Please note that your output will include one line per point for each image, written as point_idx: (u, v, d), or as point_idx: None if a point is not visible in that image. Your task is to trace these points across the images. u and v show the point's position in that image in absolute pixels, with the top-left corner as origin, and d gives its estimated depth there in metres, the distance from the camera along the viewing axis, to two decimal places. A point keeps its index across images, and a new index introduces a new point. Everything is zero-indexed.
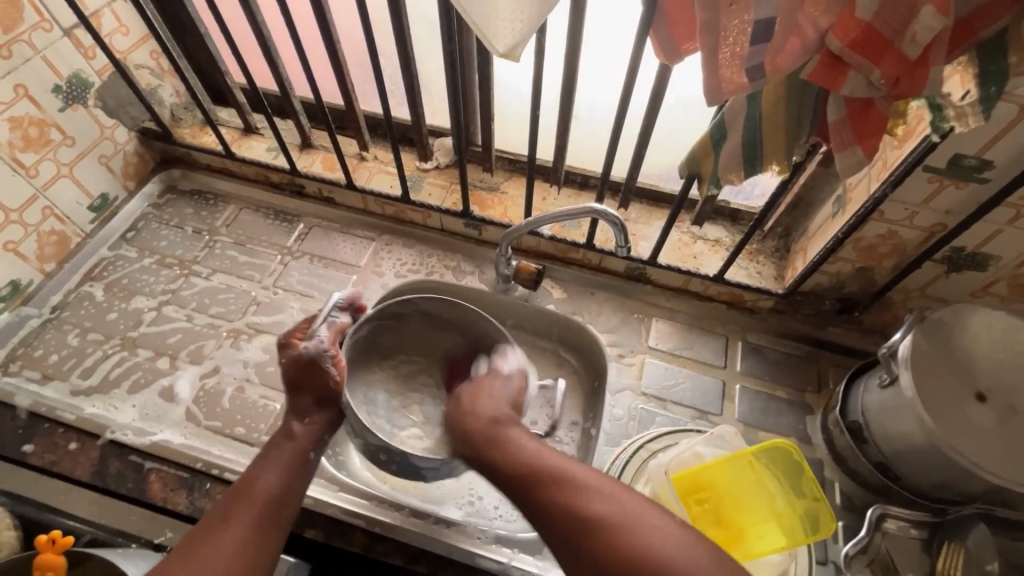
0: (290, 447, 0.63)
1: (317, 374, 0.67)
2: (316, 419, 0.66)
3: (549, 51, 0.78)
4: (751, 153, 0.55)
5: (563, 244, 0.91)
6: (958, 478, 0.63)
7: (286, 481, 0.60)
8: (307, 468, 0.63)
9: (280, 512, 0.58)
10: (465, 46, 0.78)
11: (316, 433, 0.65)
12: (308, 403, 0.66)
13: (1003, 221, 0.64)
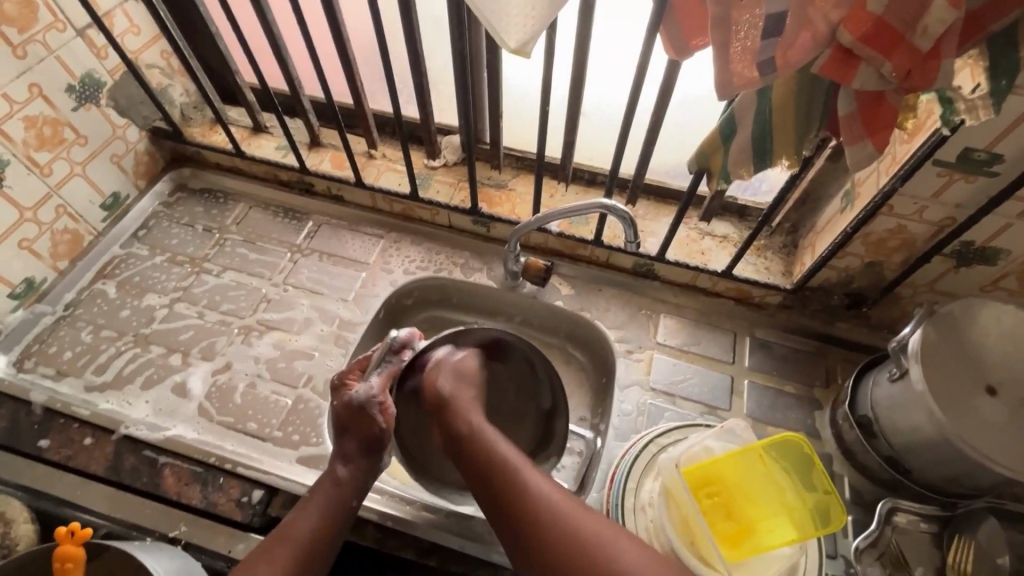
0: (334, 494, 0.66)
1: (363, 420, 0.69)
2: (358, 465, 0.68)
3: (558, 48, 0.78)
4: (761, 147, 0.56)
5: (571, 241, 0.91)
6: (968, 471, 0.63)
7: (326, 525, 0.64)
8: (347, 513, 0.66)
9: (317, 556, 0.62)
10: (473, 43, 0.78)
11: (358, 482, 0.67)
12: (353, 448, 0.68)
13: (1013, 215, 0.64)
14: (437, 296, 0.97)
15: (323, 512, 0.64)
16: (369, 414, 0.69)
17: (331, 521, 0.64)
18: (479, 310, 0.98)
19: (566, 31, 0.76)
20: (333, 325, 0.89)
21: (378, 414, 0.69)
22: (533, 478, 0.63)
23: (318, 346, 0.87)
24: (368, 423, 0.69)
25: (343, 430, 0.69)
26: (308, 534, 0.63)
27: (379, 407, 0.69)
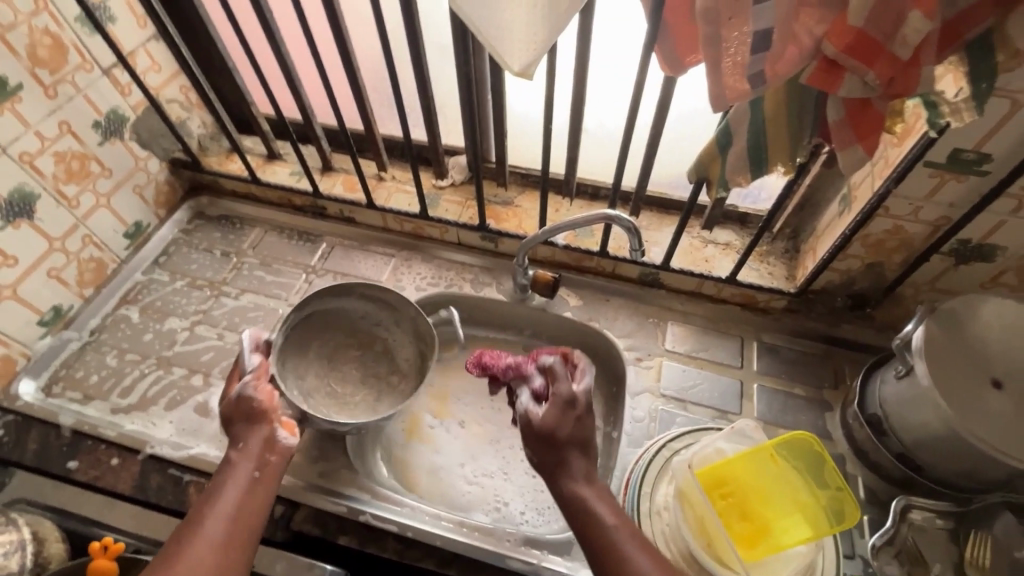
0: (235, 470, 0.62)
1: (240, 405, 0.67)
2: (253, 439, 0.65)
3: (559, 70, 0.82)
4: (756, 156, 0.58)
5: (577, 253, 0.94)
6: (979, 464, 0.64)
7: (237, 500, 0.60)
8: (259, 486, 0.62)
9: (240, 528, 0.58)
10: (478, 68, 0.83)
11: (256, 452, 0.64)
12: (243, 428, 0.66)
13: (1006, 212, 0.66)
14: (448, 312, 1.00)
15: (230, 488, 0.61)
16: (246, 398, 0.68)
17: (243, 496, 0.60)
18: (490, 325, 1.00)
19: (566, 53, 0.79)
20: None
21: (257, 391, 0.68)
22: (633, 546, 0.57)
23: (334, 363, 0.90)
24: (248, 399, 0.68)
25: (230, 427, 0.67)
26: (221, 513, 0.58)
27: (255, 385, 0.69)
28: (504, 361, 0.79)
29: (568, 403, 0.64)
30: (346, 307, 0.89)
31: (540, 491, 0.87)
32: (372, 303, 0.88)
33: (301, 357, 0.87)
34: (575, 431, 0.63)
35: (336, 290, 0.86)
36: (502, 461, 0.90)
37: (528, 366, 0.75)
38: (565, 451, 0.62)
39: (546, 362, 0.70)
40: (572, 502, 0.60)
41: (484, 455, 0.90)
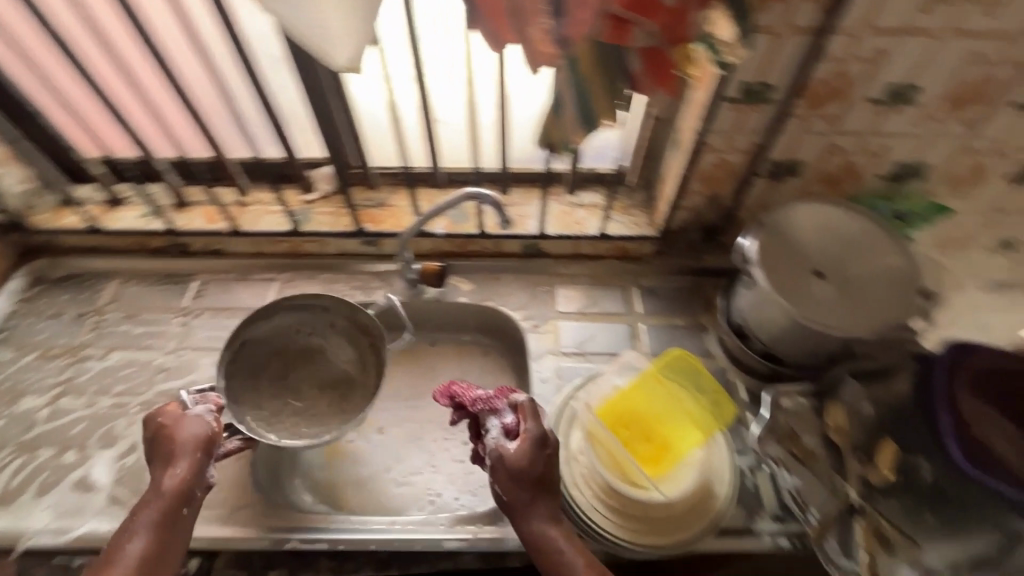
0: (156, 506, 0.63)
1: (186, 425, 0.68)
2: (181, 474, 0.65)
3: (390, 63, 0.82)
4: (586, 115, 0.65)
5: (459, 239, 0.97)
6: (819, 342, 0.76)
7: (161, 543, 0.62)
8: (181, 523, 0.64)
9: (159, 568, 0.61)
10: (312, 72, 0.78)
11: (182, 491, 0.64)
12: (173, 456, 0.66)
13: (796, 131, 0.78)
14: None
15: (155, 528, 0.62)
16: (196, 424, 0.68)
17: (168, 538, 0.62)
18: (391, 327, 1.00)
19: (394, 42, 0.79)
20: None
21: (209, 420, 0.69)
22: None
23: None
24: (197, 424, 0.68)
25: (164, 446, 0.67)
26: (139, 555, 0.60)
27: (210, 414, 0.70)
28: (474, 391, 0.73)
29: (538, 440, 0.66)
30: (280, 326, 0.86)
31: (469, 473, 0.89)
32: (305, 312, 0.86)
33: (246, 399, 0.81)
34: (546, 470, 0.66)
35: (266, 311, 0.83)
36: (427, 455, 0.90)
37: (499, 401, 0.72)
38: (534, 490, 0.65)
39: (519, 401, 0.70)
40: (537, 540, 0.63)
41: (410, 455, 0.90)
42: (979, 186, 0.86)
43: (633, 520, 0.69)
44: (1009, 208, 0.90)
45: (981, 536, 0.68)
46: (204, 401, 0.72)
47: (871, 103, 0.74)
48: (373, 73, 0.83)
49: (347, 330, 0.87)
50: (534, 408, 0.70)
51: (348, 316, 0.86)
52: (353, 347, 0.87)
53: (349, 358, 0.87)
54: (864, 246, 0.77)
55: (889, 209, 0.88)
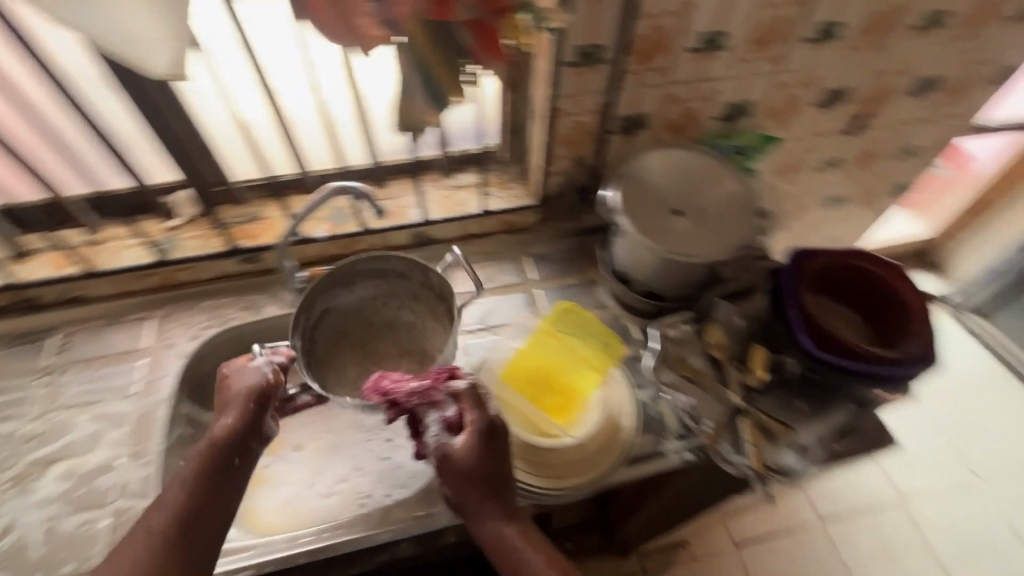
0: (203, 452, 0.64)
1: (241, 375, 0.70)
2: (231, 423, 0.65)
3: (219, 67, 0.77)
4: (433, 92, 0.67)
5: (344, 240, 0.96)
6: (688, 271, 0.84)
7: (209, 490, 0.62)
8: (228, 472, 0.64)
9: (206, 512, 0.61)
10: (137, 82, 0.72)
11: (231, 439, 0.65)
12: (229, 404, 0.68)
13: (634, 86, 0.84)
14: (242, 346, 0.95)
15: (203, 474, 0.62)
16: (251, 377, 0.69)
17: (216, 487, 0.62)
18: None
19: (215, 43, 0.74)
20: (127, 423, 0.82)
21: (263, 372, 0.69)
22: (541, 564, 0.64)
23: (117, 453, 0.79)
24: (254, 375, 0.70)
25: (223, 395, 0.69)
26: (181, 498, 0.61)
27: (269, 366, 0.72)
28: (406, 386, 0.72)
29: (484, 433, 0.67)
30: (359, 297, 0.92)
31: (396, 468, 0.88)
32: (383, 281, 0.91)
33: (325, 361, 0.91)
34: (495, 464, 0.67)
35: (346, 280, 0.89)
36: (351, 459, 0.91)
37: (437, 391, 0.71)
38: (481, 481, 0.66)
39: (459, 390, 0.70)
40: (488, 532, 0.65)
41: (332, 463, 0.90)
42: (794, 115, 0.99)
43: (553, 471, 0.74)
44: (821, 130, 1.05)
45: (840, 407, 0.81)
46: (275, 353, 0.75)
47: (691, 53, 0.82)
48: (203, 77, 0.78)
49: (426, 297, 0.92)
50: (473, 393, 0.70)
51: (424, 287, 0.91)
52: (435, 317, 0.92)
53: (428, 324, 0.93)
54: (708, 180, 0.85)
55: (730, 146, 0.97)
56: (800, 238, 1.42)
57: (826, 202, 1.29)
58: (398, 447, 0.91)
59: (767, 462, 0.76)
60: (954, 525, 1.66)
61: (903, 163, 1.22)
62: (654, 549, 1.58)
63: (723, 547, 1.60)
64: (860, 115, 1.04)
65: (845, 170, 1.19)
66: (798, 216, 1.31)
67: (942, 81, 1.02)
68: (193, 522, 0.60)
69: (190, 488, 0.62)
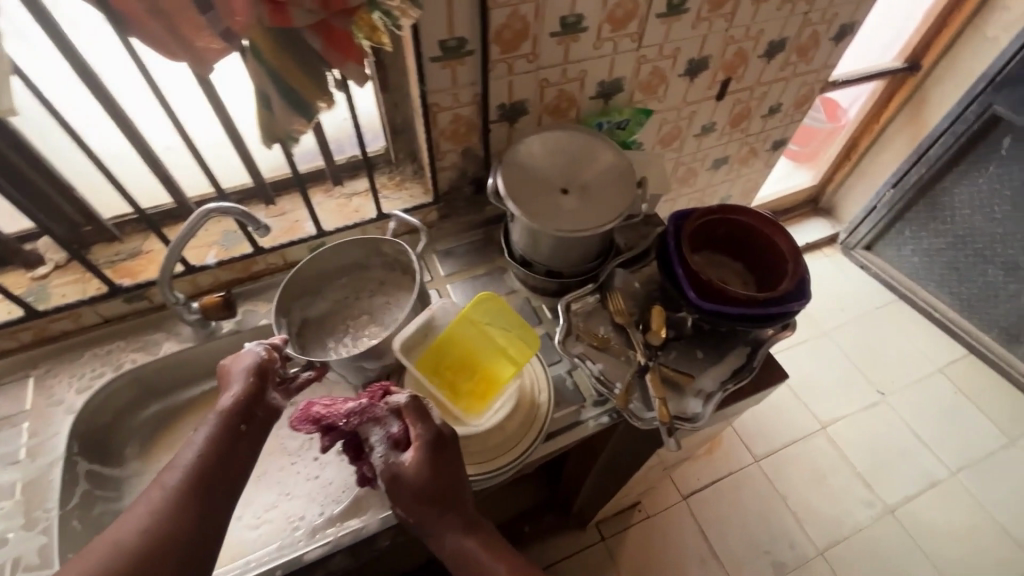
0: (217, 422, 0.64)
1: (239, 361, 0.71)
2: (241, 394, 0.67)
3: (54, 99, 0.72)
4: (295, 101, 0.66)
5: (237, 263, 0.92)
6: (580, 244, 0.88)
7: (220, 453, 0.62)
8: (241, 439, 0.65)
9: (215, 476, 0.61)
10: None
11: (240, 409, 0.66)
12: (236, 379, 0.69)
13: (506, 74, 0.87)
14: (142, 388, 0.90)
15: (215, 441, 0.63)
16: (248, 357, 0.72)
17: (226, 450, 0.63)
18: (203, 376, 0.95)
19: (39, 73, 0.69)
20: (16, 492, 0.75)
21: (259, 349, 0.72)
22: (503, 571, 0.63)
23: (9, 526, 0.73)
24: (251, 357, 0.71)
25: (227, 377, 0.70)
26: (193, 462, 0.61)
27: (266, 352, 0.73)
28: (344, 409, 0.69)
29: (431, 447, 0.66)
30: (331, 302, 0.95)
31: (326, 485, 0.87)
32: (346, 273, 0.96)
33: (319, 347, 0.90)
34: (445, 477, 0.65)
35: (314, 287, 0.94)
36: (279, 485, 0.88)
37: (377, 408, 0.69)
38: (439, 491, 0.64)
39: (399, 405, 0.68)
40: (449, 546, 0.64)
41: (258, 494, 0.87)
42: (664, 86, 1.05)
43: (476, 455, 0.76)
44: (692, 98, 1.12)
45: (734, 352, 0.87)
46: (259, 342, 0.75)
47: (553, 37, 0.85)
48: (34, 108, 0.72)
49: (389, 272, 0.97)
50: (416, 408, 0.68)
51: (383, 266, 0.97)
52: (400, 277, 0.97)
53: (398, 286, 0.96)
54: (586, 156, 0.89)
55: (610, 123, 1.02)
56: (697, 202, 1.51)
57: (713, 164, 1.37)
58: (326, 463, 0.90)
59: (673, 413, 0.80)
60: (870, 442, 1.82)
61: (774, 121, 1.33)
62: (609, 518, 1.64)
63: (672, 501, 1.69)
64: (724, 81, 1.12)
65: (722, 133, 1.28)
66: (690, 181, 1.39)
67: (789, 42, 1.11)
68: (204, 484, 0.60)
69: (201, 452, 0.61)
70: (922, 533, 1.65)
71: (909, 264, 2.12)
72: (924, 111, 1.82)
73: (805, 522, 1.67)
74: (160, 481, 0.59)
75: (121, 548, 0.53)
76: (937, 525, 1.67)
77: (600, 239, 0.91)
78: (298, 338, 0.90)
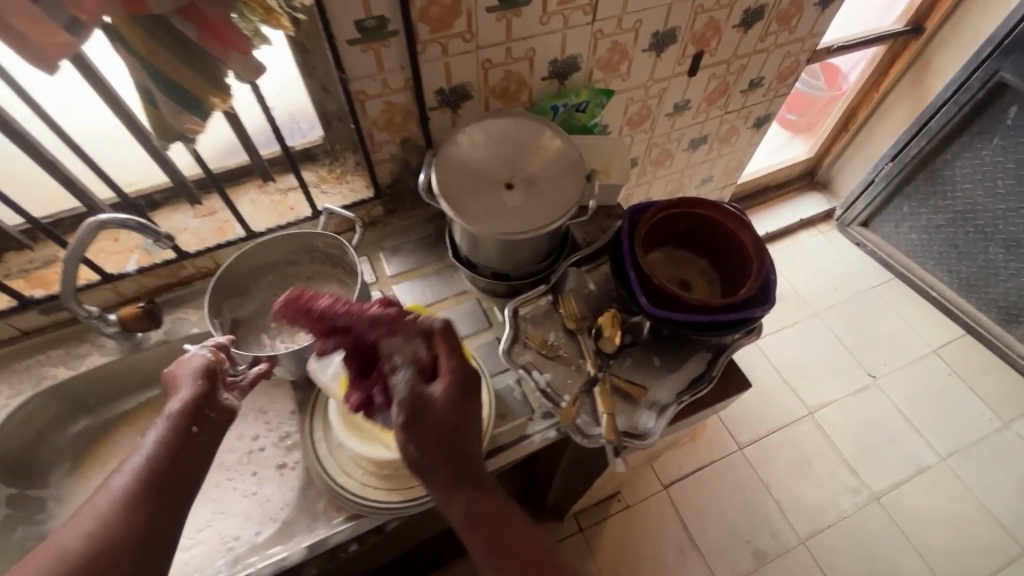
0: (165, 425, 0.56)
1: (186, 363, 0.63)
2: (192, 394, 0.59)
3: None
4: (180, 97, 0.58)
5: (160, 268, 0.85)
6: (525, 244, 0.80)
7: (170, 458, 0.54)
8: (194, 442, 0.56)
9: (168, 482, 0.53)
10: None
11: (190, 409, 0.58)
12: (186, 379, 0.61)
13: (440, 56, 0.78)
14: (69, 403, 0.85)
15: (164, 447, 0.55)
16: (196, 358, 0.63)
17: (175, 455, 0.55)
18: (136, 387, 0.90)
19: None
20: None
21: (207, 349, 0.64)
22: (522, 524, 0.58)
23: None
24: (198, 358, 0.63)
25: (176, 377, 0.62)
26: (139, 468, 0.53)
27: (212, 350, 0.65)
28: (367, 314, 0.61)
29: (462, 385, 0.60)
30: (261, 301, 0.91)
31: (263, 503, 0.83)
32: (273, 273, 0.91)
33: (258, 341, 0.90)
34: (467, 424, 0.60)
35: (242, 288, 0.89)
36: (214, 504, 0.84)
37: (406, 326, 0.62)
38: (462, 431, 0.59)
39: (432, 329, 0.63)
40: (467, 493, 0.57)
41: (192, 513, 0.83)
42: (627, 63, 0.95)
43: (405, 480, 0.71)
44: (661, 75, 1.02)
45: (694, 359, 0.80)
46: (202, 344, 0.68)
47: (490, 13, 0.76)
48: None
49: (319, 269, 0.92)
50: (451, 338, 0.63)
51: (312, 260, 0.91)
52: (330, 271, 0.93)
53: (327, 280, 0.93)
54: (532, 145, 0.81)
55: (567, 106, 0.94)
56: (676, 185, 1.42)
57: (690, 145, 1.28)
58: (264, 479, 0.85)
59: (623, 428, 0.74)
60: (858, 427, 1.77)
61: (755, 96, 1.23)
62: (587, 509, 1.61)
63: (653, 491, 1.66)
64: (696, 54, 1.02)
65: (698, 111, 1.18)
66: (665, 163, 1.30)
67: (768, 9, 1.01)
68: (155, 491, 0.52)
69: (147, 459, 0.54)
70: (908, 521, 1.61)
71: (906, 241, 2.02)
72: (927, 77, 1.71)
73: (788, 509, 1.63)
74: (104, 490, 0.51)
75: (66, 561, 0.47)
76: (923, 511, 1.63)
77: (550, 237, 0.84)
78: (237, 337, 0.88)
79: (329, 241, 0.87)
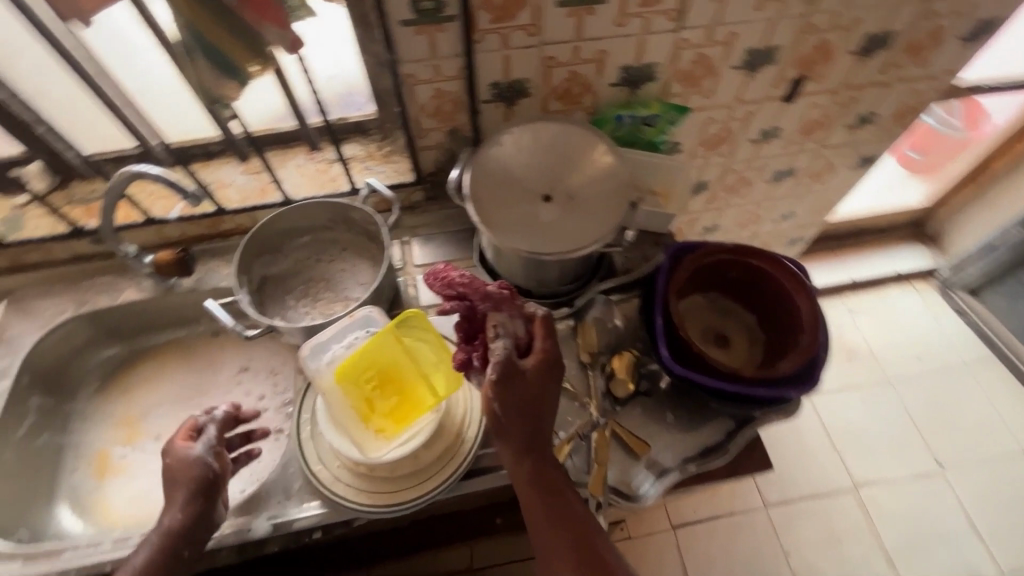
0: (160, 544, 0.61)
1: (190, 467, 0.64)
2: (189, 516, 0.62)
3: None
4: (219, 62, 0.57)
5: (201, 219, 0.88)
6: (552, 264, 0.74)
7: None
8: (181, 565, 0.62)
9: None
10: None
11: (183, 535, 0.62)
12: (183, 495, 0.63)
13: (500, 48, 0.72)
14: (106, 329, 0.91)
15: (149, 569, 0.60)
16: (197, 469, 0.64)
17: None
18: (167, 326, 0.94)
19: None
20: None
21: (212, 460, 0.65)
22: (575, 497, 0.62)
23: None
24: (200, 467, 0.64)
25: (176, 480, 0.63)
26: None
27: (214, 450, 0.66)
28: (484, 288, 0.63)
29: (552, 368, 0.62)
30: (292, 264, 0.89)
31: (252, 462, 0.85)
32: (309, 237, 0.89)
33: (280, 305, 0.87)
34: (550, 400, 0.61)
35: (275, 246, 0.87)
36: None
37: (513, 306, 0.63)
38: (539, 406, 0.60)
39: (533, 314, 0.64)
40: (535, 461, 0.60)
41: None
42: (712, 79, 0.85)
43: (381, 483, 0.69)
44: (751, 96, 0.90)
45: (713, 424, 0.72)
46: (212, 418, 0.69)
47: (561, 8, 0.69)
48: None
49: (351, 242, 0.90)
50: (549, 324, 0.64)
51: (348, 232, 0.89)
52: (361, 247, 0.90)
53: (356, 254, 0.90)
54: (578, 157, 0.74)
55: (634, 117, 0.84)
56: (751, 215, 1.28)
57: (774, 176, 1.14)
58: (258, 439, 0.87)
59: (614, 484, 0.69)
60: (909, 515, 1.57)
61: (863, 133, 1.07)
62: None
63: (660, 528, 1.57)
64: (796, 79, 0.89)
65: (790, 141, 1.04)
66: (742, 191, 1.17)
67: (895, 38, 0.86)
68: None
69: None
70: None
71: (1020, 319, 1.76)
72: None
73: None
74: None
75: None
76: None
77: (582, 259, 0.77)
78: (259, 299, 0.86)
79: (364, 214, 0.83)
